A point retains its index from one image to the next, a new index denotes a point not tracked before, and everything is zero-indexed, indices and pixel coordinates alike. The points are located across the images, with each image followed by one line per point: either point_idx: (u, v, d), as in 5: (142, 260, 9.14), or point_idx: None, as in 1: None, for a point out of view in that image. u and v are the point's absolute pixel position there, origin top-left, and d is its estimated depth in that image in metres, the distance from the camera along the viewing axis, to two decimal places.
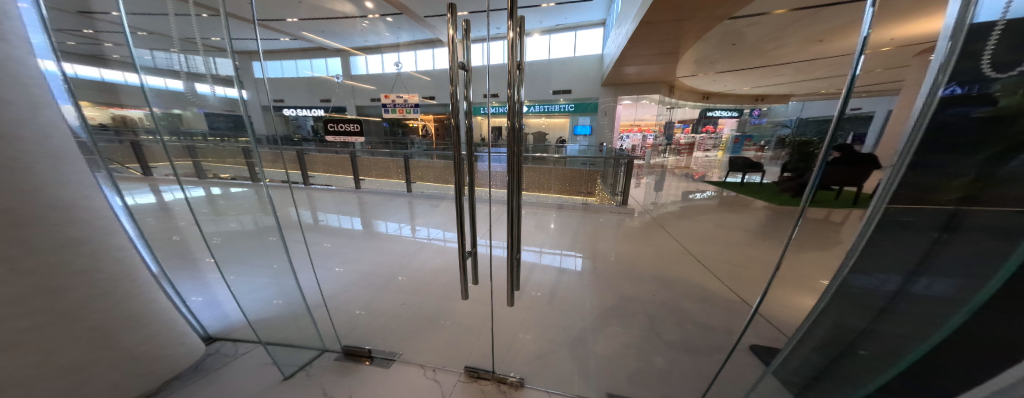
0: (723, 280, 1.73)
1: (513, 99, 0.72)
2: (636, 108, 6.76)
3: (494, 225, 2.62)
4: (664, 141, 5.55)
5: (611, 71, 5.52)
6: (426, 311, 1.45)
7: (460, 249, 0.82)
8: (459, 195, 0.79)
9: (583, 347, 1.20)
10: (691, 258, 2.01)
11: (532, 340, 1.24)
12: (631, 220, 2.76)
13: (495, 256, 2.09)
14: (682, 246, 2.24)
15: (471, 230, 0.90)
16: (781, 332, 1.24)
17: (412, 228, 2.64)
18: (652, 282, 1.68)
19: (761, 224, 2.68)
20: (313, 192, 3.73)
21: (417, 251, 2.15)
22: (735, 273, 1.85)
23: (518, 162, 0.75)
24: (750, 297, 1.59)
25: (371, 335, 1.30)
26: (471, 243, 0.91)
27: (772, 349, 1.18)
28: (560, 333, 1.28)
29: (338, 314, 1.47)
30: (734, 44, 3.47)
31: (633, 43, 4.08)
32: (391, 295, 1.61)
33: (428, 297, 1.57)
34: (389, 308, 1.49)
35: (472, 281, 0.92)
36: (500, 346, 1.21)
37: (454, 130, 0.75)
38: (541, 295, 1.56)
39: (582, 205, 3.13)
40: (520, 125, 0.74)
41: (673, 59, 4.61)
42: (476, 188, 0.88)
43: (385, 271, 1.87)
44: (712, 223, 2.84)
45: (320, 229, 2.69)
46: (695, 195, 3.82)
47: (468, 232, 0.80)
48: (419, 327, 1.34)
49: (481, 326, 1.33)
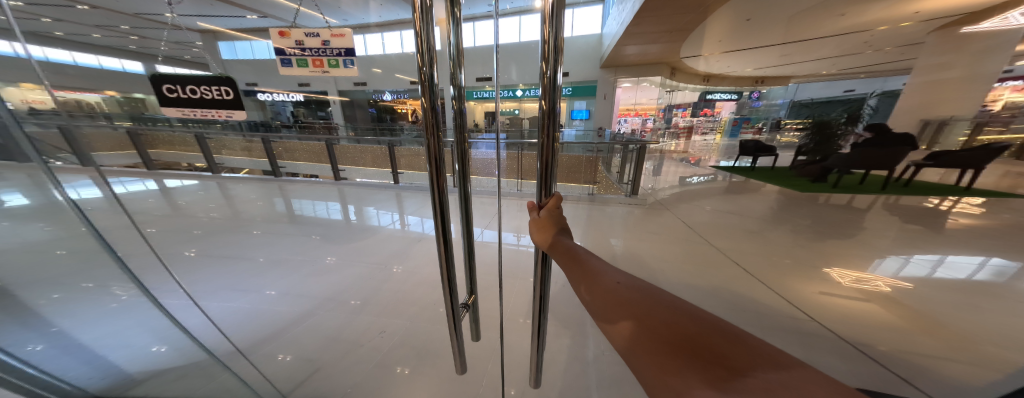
0: (770, 286, 1.59)
1: (549, 80, 0.52)
2: (636, 92, 6.33)
3: (495, 219, 2.48)
4: (663, 125, 6.49)
5: (610, 52, 5.25)
6: (419, 338, 1.21)
7: (450, 298, 0.64)
8: (439, 229, 0.58)
9: (603, 388, 1.03)
10: (715, 258, 1.87)
11: (548, 375, 1.07)
12: (639, 211, 2.64)
13: (501, 254, 1.93)
14: (697, 241, 2.11)
15: (468, 275, 0.71)
16: (871, 374, 1.04)
17: (405, 223, 2.44)
18: (685, 291, 1.49)
19: (771, 211, 2.57)
20: (287, 185, 3.41)
21: (411, 251, 1.95)
22: (775, 272, 1.73)
23: (552, 169, 0.57)
24: (812, 310, 1.40)
25: (343, 378, 1.03)
26: (466, 291, 0.72)
27: (876, 393, 0.95)
28: (588, 367, 1.11)
29: (309, 340, 1.21)
30: (748, 19, 3.22)
31: (637, 20, 3.72)
32: (373, 314, 1.36)
33: (416, 318, 1.32)
34: (366, 336, 1.22)
35: (471, 339, 0.76)
36: (512, 387, 1.01)
37: (433, 115, 0.53)
38: (558, 314, 1.37)
39: (587, 196, 2.98)
40: (557, 107, 0.53)
41: (677, 39, 4.28)
42: (471, 187, 0.65)
43: (371, 278, 1.64)
44: (719, 210, 2.73)
45: (305, 222, 2.49)
46: (693, 179, 3.70)
47: (457, 276, 0.61)
48: (409, 361, 1.10)
49: (486, 359, 1.13)
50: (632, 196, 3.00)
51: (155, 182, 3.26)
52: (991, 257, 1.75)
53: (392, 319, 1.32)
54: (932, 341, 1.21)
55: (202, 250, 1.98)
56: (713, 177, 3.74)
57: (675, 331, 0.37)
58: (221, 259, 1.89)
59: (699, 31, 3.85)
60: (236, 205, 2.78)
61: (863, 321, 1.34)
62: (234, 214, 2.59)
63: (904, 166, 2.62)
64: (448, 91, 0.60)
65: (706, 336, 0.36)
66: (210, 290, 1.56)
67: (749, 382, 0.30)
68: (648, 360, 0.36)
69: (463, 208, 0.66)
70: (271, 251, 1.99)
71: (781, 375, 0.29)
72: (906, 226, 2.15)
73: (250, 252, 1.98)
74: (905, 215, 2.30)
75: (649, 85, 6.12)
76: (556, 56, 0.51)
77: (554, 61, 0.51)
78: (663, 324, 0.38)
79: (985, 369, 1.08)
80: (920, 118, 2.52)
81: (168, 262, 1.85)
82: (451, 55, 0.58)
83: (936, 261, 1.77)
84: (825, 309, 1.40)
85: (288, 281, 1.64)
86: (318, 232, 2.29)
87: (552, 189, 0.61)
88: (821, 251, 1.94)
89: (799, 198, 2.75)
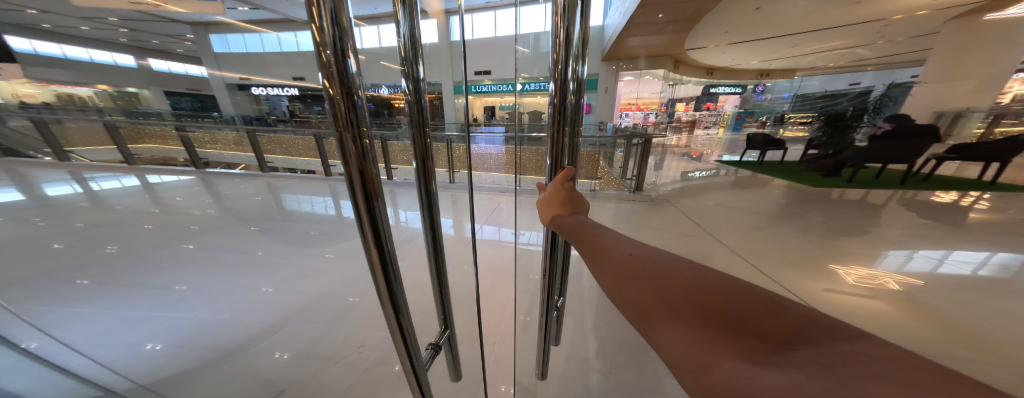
0: (784, 285, 1.52)
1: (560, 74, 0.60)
2: (639, 85, 6.17)
3: (491, 218, 2.41)
4: (664, 119, 6.36)
5: (611, 44, 5.11)
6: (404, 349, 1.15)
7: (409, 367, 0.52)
8: (384, 283, 0.42)
9: None
10: (721, 255, 1.81)
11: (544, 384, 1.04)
12: (642, 208, 2.56)
13: (497, 258, 1.89)
14: (702, 236, 2.07)
15: (440, 309, 0.67)
16: None
17: (400, 220, 2.38)
18: None
19: (777, 207, 2.49)
20: (275, 180, 3.31)
21: (404, 251, 1.91)
22: (785, 270, 1.67)
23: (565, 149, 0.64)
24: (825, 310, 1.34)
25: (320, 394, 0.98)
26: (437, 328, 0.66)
27: None
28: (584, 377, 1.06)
29: (281, 350, 1.15)
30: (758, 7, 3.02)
31: (642, 9, 3.56)
32: (359, 320, 1.29)
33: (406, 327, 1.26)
34: (342, 351, 1.14)
35: (450, 376, 0.72)
36: None
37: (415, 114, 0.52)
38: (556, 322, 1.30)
39: (588, 191, 2.88)
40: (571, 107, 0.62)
41: (681, 29, 4.12)
42: (437, 211, 0.59)
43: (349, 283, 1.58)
44: (725, 206, 2.65)
45: (297, 217, 2.42)
46: (695, 174, 3.61)
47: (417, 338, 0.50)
48: (392, 377, 1.03)
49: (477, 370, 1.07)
50: (635, 191, 2.90)
51: (135, 177, 3.17)
52: (1000, 253, 1.71)
53: (374, 330, 1.23)
54: (941, 334, 1.19)
55: (185, 250, 1.90)
56: (714, 172, 3.64)
57: (702, 302, 0.31)
58: (203, 258, 1.81)
59: (706, 22, 3.72)
60: (222, 202, 2.69)
61: (875, 320, 1.29)
62: (221, 211, 2.51)
63: (924, 159, 2.51)
64: (403, 84, 0.52)
65: (741, 305, 0.31)
66: (205, 287, 1.52)
67: (796, 357, 0.25)
68: (669, 330, 0.31)
69: (427, 216, 0.59)
70: (268, 244, 1.98)
71: (820, 346, 0.26)
72: (915, 220, 2.11)
73: (248, 247, 1.94)
74: (922, 212, 2.21)
75: (652, 78, 6.00)
76: (580, 49, 0.59)
77: (581, 54, 0.59)
78: (690, 294, 0.32)
79: (1000, 370, 1.04)
80: (932, 110, 2.53)
81: (164, 257, 1.82)
82: (404, 45, 0.49)
83: (942, 255, 1.73)
84: (842, 311, 1.33)
85: (282, 277, 1.60)
86: (317, 228, 2.24)
87: (565, 166, 0.68)
88: (829, 246, 1.89)
89: (808, 194, 2.66)
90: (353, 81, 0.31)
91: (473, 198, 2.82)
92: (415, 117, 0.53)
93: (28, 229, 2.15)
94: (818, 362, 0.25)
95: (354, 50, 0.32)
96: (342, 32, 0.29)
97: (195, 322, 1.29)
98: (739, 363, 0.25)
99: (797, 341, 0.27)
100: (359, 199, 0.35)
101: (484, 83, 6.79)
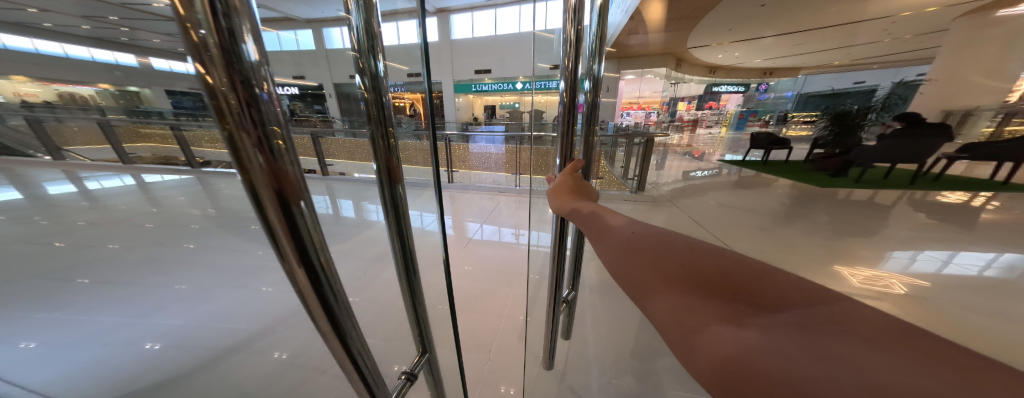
0: None
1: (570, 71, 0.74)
2: (640, 84, 6.14)
3: (490, 218, 2.40)
4: (666, 117, 6.32)
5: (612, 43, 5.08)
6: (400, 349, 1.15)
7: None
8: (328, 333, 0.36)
9: None
10: None
11: None
12: (642, 207, 2.55)
13: (496, 258, 1.89)
14: (703, 236, 2.05)
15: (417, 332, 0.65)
16: None
17: None
18: None
19: (778, 206, 2.48)
20: None
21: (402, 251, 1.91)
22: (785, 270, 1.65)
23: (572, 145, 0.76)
24: None
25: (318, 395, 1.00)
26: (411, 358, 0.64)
27: None
28: None
29: (278, 351, 1.16)
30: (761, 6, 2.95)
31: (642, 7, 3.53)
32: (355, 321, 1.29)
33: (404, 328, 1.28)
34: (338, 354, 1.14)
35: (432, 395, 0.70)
36: None
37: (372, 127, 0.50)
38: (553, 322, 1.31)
39: None
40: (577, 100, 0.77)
41: (682, 27, 4.09)
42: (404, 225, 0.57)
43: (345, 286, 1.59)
44: (726, 205, 2.63)
45: None
46: (696, 173, 3.60)
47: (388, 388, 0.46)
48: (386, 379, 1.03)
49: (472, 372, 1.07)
50: (636, 191, 2.88)
51: (134, 177, 3.17)
52: (1005, 253, 1.68)
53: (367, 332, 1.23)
54: (953, 332, 1.18)
55: (184, 248, 1.90)
56: (714, 171, 3.64)
57: (695, 276, 0.36)
58: (202, 257, 1.81)
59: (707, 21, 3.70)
60: (221, 201, 2.69)
61: None
62: (218, 210, 2.50)
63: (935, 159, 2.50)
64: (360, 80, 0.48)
65: (732, 274, 0.35)
66: (206, 287, 1.51)
67: (776, 318, 0.30)
68: (662, 298, 0.36)
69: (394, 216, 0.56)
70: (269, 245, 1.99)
71: (803, 309, 0.31)
72: (924, 221, 2.08)
73: (247, 245, 1.93)
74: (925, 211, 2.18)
75: (654, 76, 5.97)
76: (592, 57, 0.81)
77: (593, 61, 0.81)
78: (684, 269, 0.37)
79: None
80: (940, 108, 2.41)
81: (163, 255, 1.82)
82: (360, 38, 0.45)
83: (948, 256, 1.71)
84: None
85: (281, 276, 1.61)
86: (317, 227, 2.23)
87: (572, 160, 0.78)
88: (831, 246, 1.87)
89: (810, 193, 2.64)
90: (258, 71, 0.23)
91: (472, 198, 2.80)
92: (376, 114, 0.50)
93: (27, 229, 2.12)
94: (792, 324, 0.29)
95: (256, 40, 0.23)
96: (225, 5, 0.20)
97: (194, 321, 1.30)
98: (722, 327, 0.31)
99: (778, 305, 0.31)
100: (274, 217, 0.27)
101: (483, 82, 6.75)
